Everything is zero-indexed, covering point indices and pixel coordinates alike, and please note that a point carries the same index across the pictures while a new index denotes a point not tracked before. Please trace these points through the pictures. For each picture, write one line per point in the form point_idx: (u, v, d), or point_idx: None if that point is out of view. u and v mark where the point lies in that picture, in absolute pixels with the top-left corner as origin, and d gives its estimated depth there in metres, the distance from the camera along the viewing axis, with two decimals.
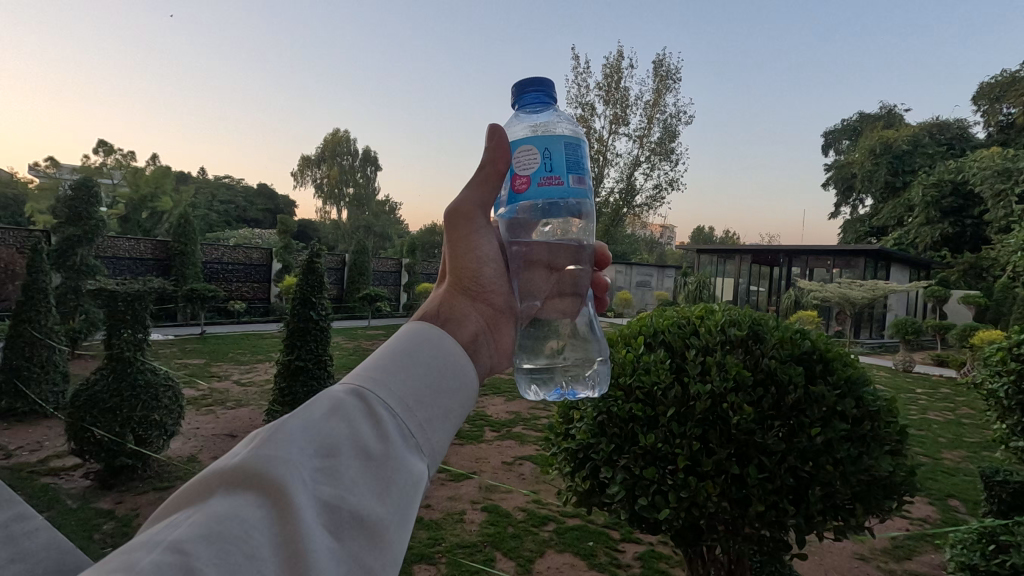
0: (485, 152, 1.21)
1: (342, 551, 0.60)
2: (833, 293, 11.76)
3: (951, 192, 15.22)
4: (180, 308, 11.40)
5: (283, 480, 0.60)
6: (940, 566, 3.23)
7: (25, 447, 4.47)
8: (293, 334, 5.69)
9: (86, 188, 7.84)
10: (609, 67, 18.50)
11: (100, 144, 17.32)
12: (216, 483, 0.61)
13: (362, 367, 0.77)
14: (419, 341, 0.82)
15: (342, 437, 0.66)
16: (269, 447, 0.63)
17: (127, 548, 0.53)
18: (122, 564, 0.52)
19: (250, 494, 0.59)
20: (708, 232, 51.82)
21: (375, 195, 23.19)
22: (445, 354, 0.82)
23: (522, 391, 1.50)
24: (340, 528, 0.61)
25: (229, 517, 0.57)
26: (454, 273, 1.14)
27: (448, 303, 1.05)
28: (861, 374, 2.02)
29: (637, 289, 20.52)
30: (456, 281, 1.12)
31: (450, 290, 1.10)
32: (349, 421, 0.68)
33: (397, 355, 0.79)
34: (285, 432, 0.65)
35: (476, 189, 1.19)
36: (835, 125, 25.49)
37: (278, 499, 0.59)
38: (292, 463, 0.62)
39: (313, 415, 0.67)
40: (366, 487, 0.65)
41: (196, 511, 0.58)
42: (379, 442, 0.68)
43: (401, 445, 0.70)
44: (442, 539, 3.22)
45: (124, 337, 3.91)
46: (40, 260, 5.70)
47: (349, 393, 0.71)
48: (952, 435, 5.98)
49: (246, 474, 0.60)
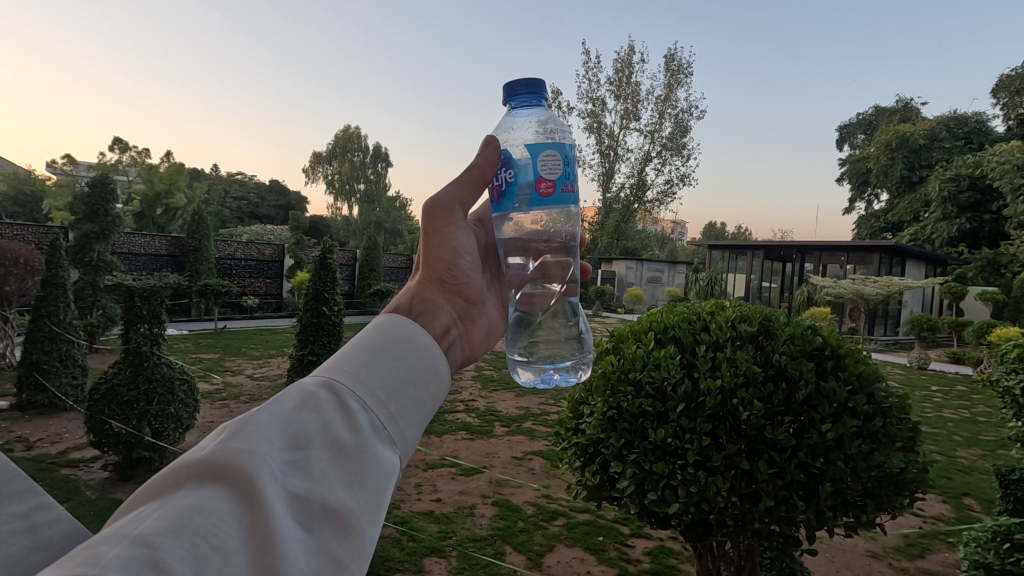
0: (476, 158, 1.25)
1: (312, 543, 0.61)
2: (846, 289, 11.65)
3: (969, 187, 14.99)
4: (194, 303, 11.56)
5: (251, 473, 0.61)
6: (953, 564, 3.21)
7: (46, 439, 4.59)
8: (306, 330, 5.77)
9: (102, 185, 7.98)
10: (619, 62, 18.49)
11: (116, 141, 17.59)
12: (183, 477, 0.62)
13: (331, 362, 0.78)
14: (389, 335, 0.83)
15: (312, 429, 0.68)
16: (238, 441, 0.64)
17: (92, 542, 0.54)
18: (86, 558, 0.52)
19: (218, 487, 0.61)
20: (720, 228, 51.55)
21: (386, 191, 23.35)
22: (419, 348, 0.84)
23: (515, 374, 1.61)
24: (308, 519, 0.62)
25: (197, 511, 0.58)
26: (428, 265, 1.13)
27: (420, 293, 1.03)
28: (874, 371, 2.02)
29: (648, 284, 20.42)
30: (430, 272, 1.10)
31: (422, 281, 1.08)
32: (319, 414, 0.70)
33: (368, 346, 0.80)
34: (255, 425, 0.66)
35: (455, 187, 1.22)
36: (849, 119, 25.14)
37: (245, 491, 0.60)
38: (261, 455, 0.63)
39: (284, 408, 0.69)
40: (336, 478, 0.66)
41: (165, 504, 0.59)
42: (350, 434, 0.70)
43: (373, 437, 0.72)
44: (453, 533, 3.25)
45: (141, 332, 3.99)
46: (59, 255, 5.80)
47: (321, 385, 0.73)
48: (968, 434, 5.89)
49: (214, 469, 0.62)
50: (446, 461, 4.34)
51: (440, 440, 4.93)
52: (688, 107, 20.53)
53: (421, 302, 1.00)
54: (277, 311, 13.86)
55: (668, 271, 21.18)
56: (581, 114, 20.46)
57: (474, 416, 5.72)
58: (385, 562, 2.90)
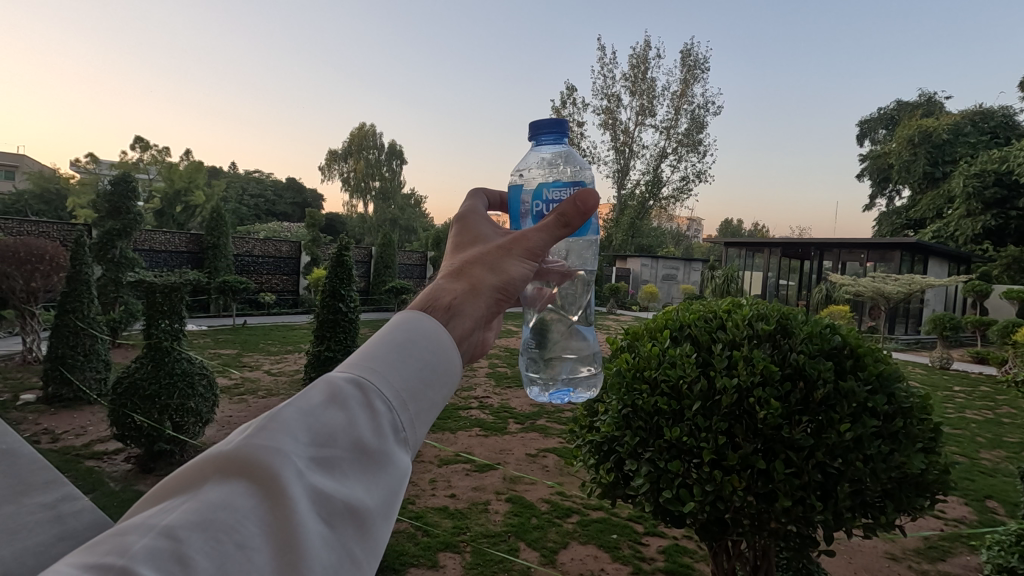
0: (577, 204, 1.08)
1: (334, 541, 0.59)
2: (866, 287, 11.39)
3: (995, 183, 14.62)
4: (213, 300, 11.78)
5: (276, 471, 0.60)
6: (975, 567, 3.15)
7: (71, 432, 4.70)
8: (323, 325, 5.84)
9: (123, 183, 8.10)
10: (635, 58, 18.40)
11: (137, 140, 17.92)
12: (210, 470, 0.61)
13: (359, 356, 0.73)
14: (417, 333, 0.76)
15: (338, 427, 0.65)
16: (264, 437, 0.62)
17: (120, 530, 0.55)
18: (115, 546, 0.53)
19: (243, 482, 0.60)
20: (738, 226, 50.93)
21: (400, 188, 23.54)
22: (445, 351, 0.77)
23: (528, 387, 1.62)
24: (331, 516, 0.60)
25: (223, 507, 0.57)
26: (477, 267, 0.94)
27: (466, 291, 0.88)
28: (894, 370, 2.00)
29: (662, 282, 20.25)
30: (478, 274, 0.92)
31: (469, 287, 0.90)
32: (346, 411, 0.66)
33: (395, 343, 0.74)
34: (280, 421, 0.64)
35: (540, 232, 1.03)
36: (869, 114, 24.70)
37: (269, 489, 0.59)
38: (286, 452, 0.61)
39: (310, 403, 0.66)
40: (354, 478, 0.64)
41: (191, 499, 0.58)
42: (374, 436, 0.66)
43: (394, 439, 0.68)
44: (467, 528, 3.28)
45: (162, 327, 4.08)
46: (83, 252, 5.91)
47: (348, 381, 0.69)
48: (993, 435, 5.79)
49: (240, 462, 0.61)
50: (460, 456, 4.38)
51: (454, 436, 4.96)
52: (705, 103, 20.34)
53: (463, 299, 0.87)
54: (293, 308, 14.04)
55: (683, 268, 20.94)
56: (596, 111, 20.44)
57: (488, 413, 5.75)
58: (400, 556, 2.93)
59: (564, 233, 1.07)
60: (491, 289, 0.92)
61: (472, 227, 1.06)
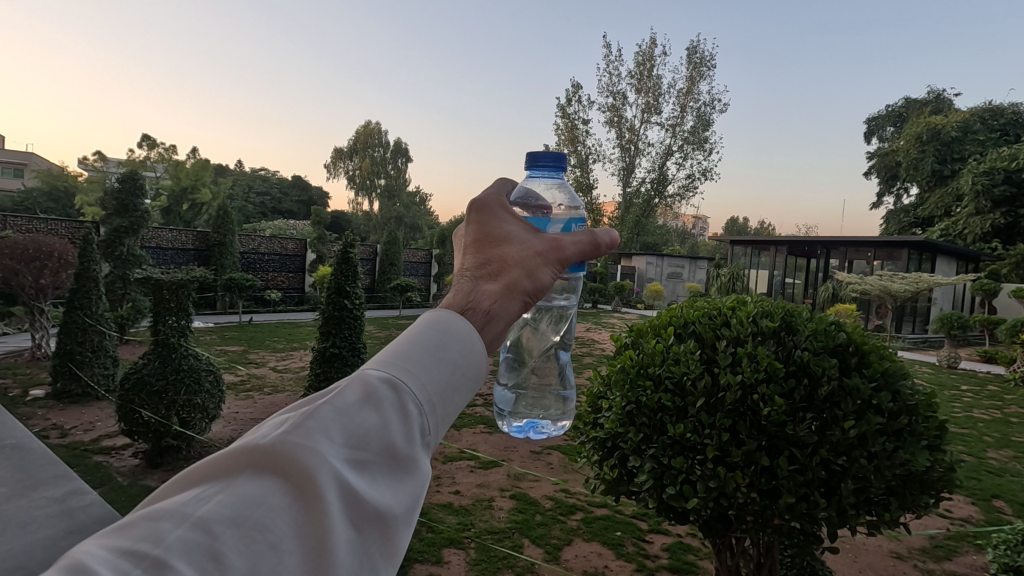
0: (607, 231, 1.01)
1: (358, 544, 0.55)
2: (873, 285, 11.31)
3: (1004, 181, 14.44)
4: (220, 297, 11.86)
5: (311, 469, 0.55)
6: (981, 567, 3.13)
7: (79, 427, 4.75)
8: (328, 322, 5.86)
9: (131, 181, 8.15)
10: (641, 55, 18.36)
11: (144, 137, 18.02)
12: (243, 463, 0.57)
13: (393, 353, 0.68)
14: (451, 337, 0.70)
15: (373, 428, 0.60)
16: (300, 434, 0.57)
17: (155, 515, 0.52)
18: (150, 533, 0.50)
19: (277, 479, 0.55)
20: (744, 223, 50.80)
21: (406, 186, 23.58)
22: (477, 358, 0.71)
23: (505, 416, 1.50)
24: (360, 520, 0.56)
25: (257, 503, 0.53)
26: (508, 270, 0.84)
27: (502, 293, 0.81)
28: (900, 367, 1.99)
29: (668, 280, 20.20)
30: (514, 280, 0.83)
31: (503, 293, 0.81)
32: (380, 413, 0.61)
33: (429, 343, 0.68)
34: (316, 418, 0.59)
35: (574, 245, 0.94)
36: (877, 111, 24.50)
37: (302, 487, 0.55)
38: (321, 452, 0.56)
39: (345, 400, 0.61)
40: (383, 483, 0.59)
41: (225, 490, 0.54)
42: (405, 439, 0.61)
43: (421, 443, 0.63)
44: (471, 525, 3.29)
45: (169, 324, 4.11)
46: (91, 249, 5.95)
47: (383, 380, 0.63)
48: (1000, 434, 5.74)
49: (274, 458, 0.56)
50: (465, 454, 4.40)
51: (459, 433, 4.98)
52: (710, 100, 20.26)
53: (501, 304, 0.79)
54: (300, 305, 14.11)
55: (689, 266, 20.90)
56: (601, 108, 20.40)
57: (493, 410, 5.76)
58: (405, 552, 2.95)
59: (592, 251, 0.99)
60: (523, 294, 0.84)
61: (498, 219, 0.93)
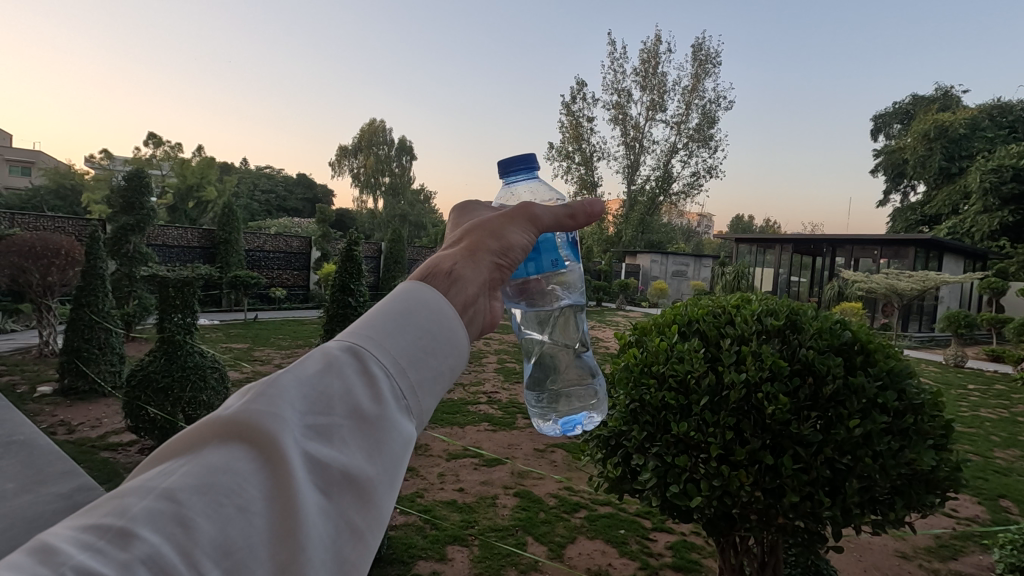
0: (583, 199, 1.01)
1: (330, 509, 0.54)
2: (878, 283, 11.22)
3: (1012, 178, 14.26)
4: (225, 294, 11.90)
5: (274, 435, 0.55)
6: (987, 567, 3.11)
7: (86, 423, 4.78)
8: (333, 319, 5.89)
9: (137, 178, 8.18)
10: (646, 52, 18.30)
11: (150, 136, 18.11)
12: (210, 434, 0.56)
13: (358, 323, 0.68)
14: (418, 301, 0.70)
15: (336, 392, 0.60)
16: (261, 402, 0.57)
17: (120, 490, 0.51)
18: (115, 507, 0.49)
19: (243, 446, 0.55)
20: (749, 221, 50.59)
21: (410, 184, 23.61)
22: (446, 318, 0.70)
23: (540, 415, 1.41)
24: (329, 486, 0.55)
25: (221, 470, 0.52)
26: (474, 236, 0.87)
27: (464, 255, 0.82)
28: (906, 366, 1.98)
29: (672, 278, 20.12)
30: (478, 240, 0.86)
31: (465, 251, 0.83)
32: (344, 378, 0.61)
33: (393, 311, 0.68)
34: (278, 387, 0.59)
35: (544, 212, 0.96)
36: (885, 108, 24.30)
37: (268, 452, 0.54)
38: (284, 419, 0.56)
39: (307, 370, 0.61)
40: (354, 448, 0.58)
41: (191, 460, 0.54)
42: (372, 402, 0.61)
43: (393, 406, 0.62)
44: (475, 522, 3.30)
45: (175, 321, 4.13)
46: (98, 247, 5.98)
47: (344, 350, 0.63)
48: (1007, 434, 5.69)
49: (237, 427, 0.56)
50: (469, 451, 4.40)
51: (463, 431, 4.99)
52: (715, 98, 20.18)
53: (463, 263, 0.80)
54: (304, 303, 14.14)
55: (694, 264, 20.81)
56: (606, 105, 20.36)
57: (497, 408, 5.77)
58: (409, 548, 2.95)
59: (568, 224, 0.99)
60: (491, 253, 0.85)
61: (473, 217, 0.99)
